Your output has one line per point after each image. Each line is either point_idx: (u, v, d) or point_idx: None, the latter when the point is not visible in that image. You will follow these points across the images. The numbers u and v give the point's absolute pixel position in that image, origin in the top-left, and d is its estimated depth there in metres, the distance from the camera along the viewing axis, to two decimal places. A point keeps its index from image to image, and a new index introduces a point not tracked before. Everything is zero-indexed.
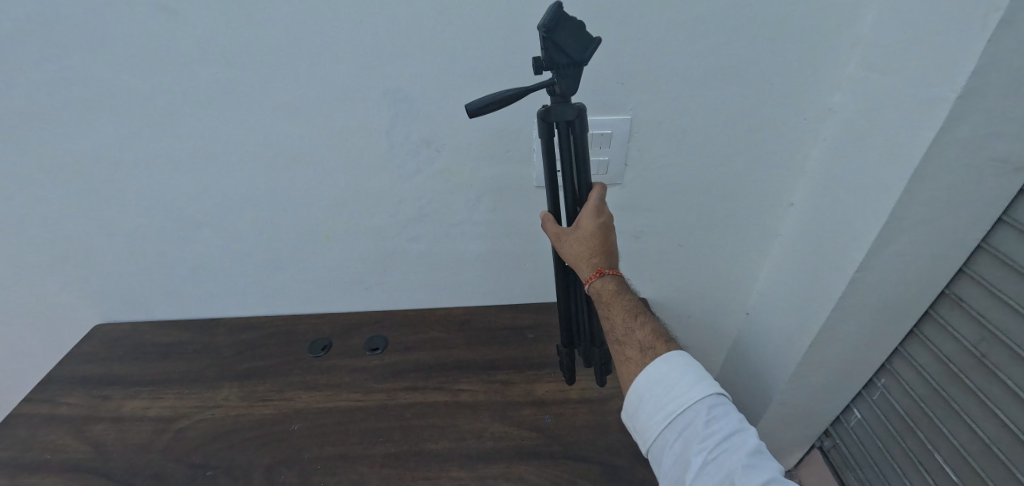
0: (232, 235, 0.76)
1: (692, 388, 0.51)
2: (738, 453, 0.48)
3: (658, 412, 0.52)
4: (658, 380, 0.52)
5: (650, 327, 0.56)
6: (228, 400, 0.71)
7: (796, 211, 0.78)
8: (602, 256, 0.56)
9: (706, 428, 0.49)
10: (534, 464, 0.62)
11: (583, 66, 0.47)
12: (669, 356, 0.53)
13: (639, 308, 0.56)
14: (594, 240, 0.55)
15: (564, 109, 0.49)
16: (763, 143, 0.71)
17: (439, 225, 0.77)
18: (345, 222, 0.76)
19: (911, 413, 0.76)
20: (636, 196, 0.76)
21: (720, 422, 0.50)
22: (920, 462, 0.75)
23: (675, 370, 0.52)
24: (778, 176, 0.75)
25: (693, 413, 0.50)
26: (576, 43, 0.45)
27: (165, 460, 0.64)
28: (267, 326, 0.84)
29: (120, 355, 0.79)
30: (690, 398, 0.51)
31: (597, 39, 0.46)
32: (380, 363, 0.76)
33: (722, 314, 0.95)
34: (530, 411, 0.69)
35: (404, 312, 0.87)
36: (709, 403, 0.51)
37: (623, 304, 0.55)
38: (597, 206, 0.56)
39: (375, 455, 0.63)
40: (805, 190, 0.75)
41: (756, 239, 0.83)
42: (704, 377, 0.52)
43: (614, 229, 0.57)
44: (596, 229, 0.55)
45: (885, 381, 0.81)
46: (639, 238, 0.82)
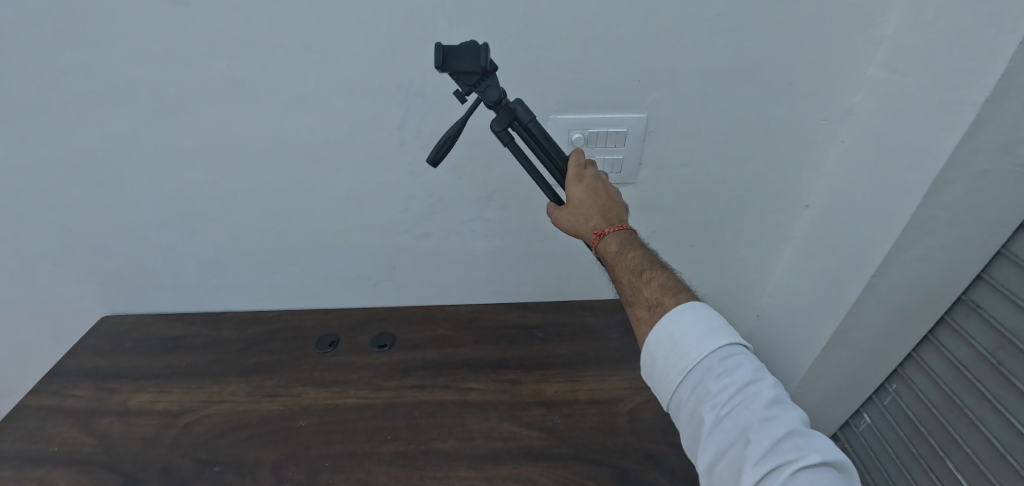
0: (239, 229, 0.76)
1: (701, 341, 0.48)
2: (754, 403, 0.44)
3: (670, 370, 0.50)
4: (667, 336, 0.50)
5: (657, 280, 0.53)
6: (235, 395, 0.71)
7: (812, 212, 0.77)
8: (598, 216, 0.56)
9: (718, 381, 0.47)
10: (543, 465, 0.61)
11: (493, 70, 0.48)
12: (676, 311, 0.50)
13: (647, 260, 0.54)
14: (586, 203, 0.56)
15: (505, 112, 0.51)
16: (780, 144, 0.70)
17: (448, 222, 0.76)
18: (354, 218, 0.75)
19: (922, 418, 0.76)
20: (649, 195, 0.75)
21: (733, 374, 0.47)
22: (931, 469, 0.74)
23: (683, 324, 0.49)
24: (795, 177, 0.74)
25: (705, 367, 0.48)
26: (469, 59, 0.47)
27: (172, 455, 0.64)
28: (274, 320, 0.84)
29: (125, 348, 0.79)
30: (701, 350, 0.48)
31: (485, 44, 0.46)
32: (388, 360, 0.75)
33: (733, 315, 0.94)
34: (538, 411, 0.68)
35: (413, 308, 0.86)
36: (721, 353, 0.48)
37: (626, 260, 0.54)
38: (576, 173, 0.57)
39: (383, 453, 0.63)
40: (823, 191, 0.74)
41: (769, 240, 0.82)
42: (715, 327, 0.49)
43: (603, 188, 0.58)
44: (584, 191, 0.56)
45: (897, 386, 0.80)
46: (651, 238, 0.81)
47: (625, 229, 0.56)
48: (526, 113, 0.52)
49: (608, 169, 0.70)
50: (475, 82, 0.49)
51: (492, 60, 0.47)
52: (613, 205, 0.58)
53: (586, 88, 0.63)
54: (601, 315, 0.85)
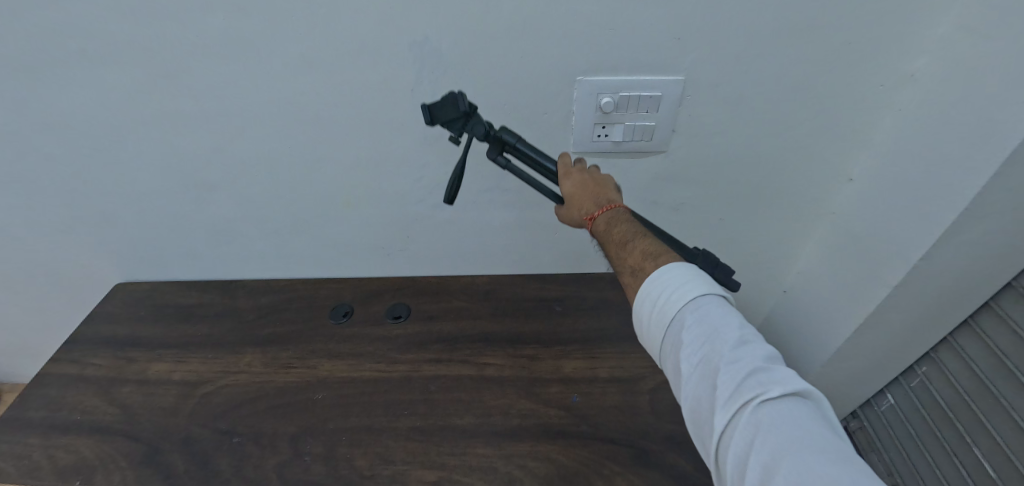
0: (248, 197, 0.73)
1: (672, 294, 0.45)
2: (719, 343, 0.41)
3: (650, 328, 0.47)
4: (648, 298, 0.46)
5: (639, 245, 0.49)
6: (251, 366, 0.70)
7: (855, 187, 0.71)
8: (587, 201, 0.54)
9: (689, 328, 0.43)
10: (562, 445, 0.60)
11: (473, 111, 0.51)
12: (653, 273, 0.47)
13: (634, 231, 0.51)
14: (575, 195, 0.54)
15: (495, 142, 0.53)
16: (827, 112, 0.64)
17: (465, 191, 0.72)
18: (366, 186, 0.72)
19: (952, 404, 0.73)
20: (679, 166, 0.69)
21: (703, 322, 0.43)
22: (956, 454, 0.73)
23: (656, 283, 0.46)
24: (839, 150, 0.68)
25: (680, 320, 0.44)
26: (448, 107, 0.50)
27: (193, 425, 0.64)
28: (287, 288, 0.81)
29: (142, 316, 0.79)
30: (672, 302, 0.45)
31: (457, 91, 0.50)
32: (403, 332, 0.74)
33: (757, 291, 0.91)
34: (557, 388, 0.67)
35: (427, 278, 0.83)
36: (694, 303, 0.44)
37: (612, 236, 0.51)
38: (563, 168, 0.55)
39: (400, 428, 0.63)
40: (870, 164, 0.68)
41: (803, 216, 0.77)
42: (689, 279, 0.45)
43: (596, 178, 0.56)
44: (573, 183, 0.54)
45: (925, 369, 0.77)
46: (678, 210, 0.76)
47: (615, 208, 0.53)
48: (512, 136, 0.52)
49: (639, 138, 0.64)
50: (461, 125, 0.51)
51: (467, 101, 0.50)
52: (605, 190, 0.55)
53: (618, 46, 0.57)
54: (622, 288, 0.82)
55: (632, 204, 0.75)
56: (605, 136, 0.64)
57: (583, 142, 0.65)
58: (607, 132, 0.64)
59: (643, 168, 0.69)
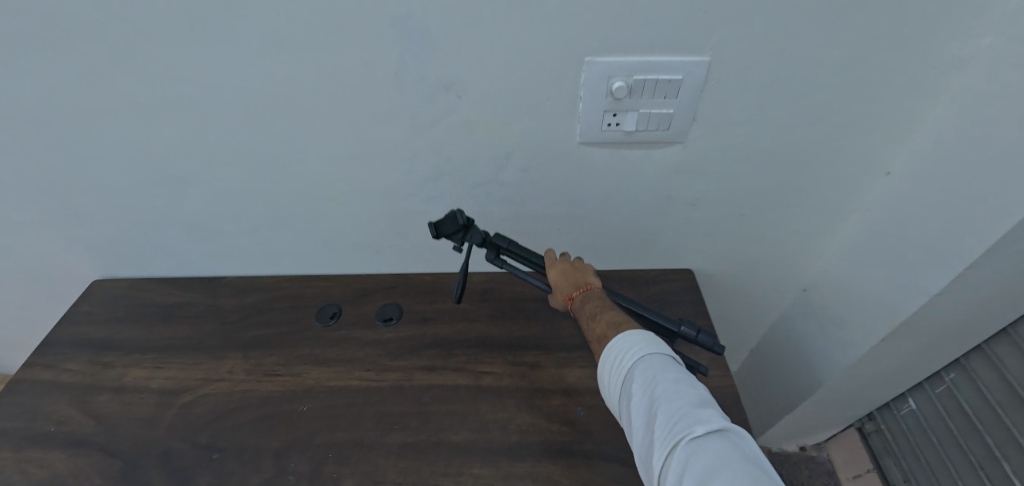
0: (223, 192, 0.67)
1: (623, 351, 0.47)
2: (656, 389, 0.43)
3: (609, 384, 0.49)
4: (608, 361, 0.49)
5: (603, 316, 0.54)
6: (233, 373, 0.66)
7: (893, 182, 0.64)
8: (568, 285, 0.60)
9: (635, 380, 0.45)
10: (564, 465, 0.56)
11: (472, 225, 0.56)
12: (615, 340, 0.49)
13: (603, 306, 0.55)
14: (561, 280, 0.60)
15: (491, 246, 0.59)
16: (869, 99, 0.56)
17: (460, 185, 0.65)
18: (351, 180, 0.65)
19: (982, 414, 0.73)
20: (698, 158, 0.62)
21: (645, 371, 0.45)
22: (984, 463, 0.74)
23: (613, 345, 0.49)
24: (877, 142, 0.60)
25: (630, 375, 0.46)
26: (450, 224, 0.54)
27: (172, 438, 0.61)
28: (272, 287, 0.76)
29: (120, 316, 0.75)
30: (624, 358, 0.47)
31: (456, 210, 0.55)
32: (395, 337, 0.69)
33: (775, 288, 0.85)
34: (559, 400, 0.62)
35: (421, 276, 0.78)
36: (641, 358, 0.46)
37: (587, 311, 0.56)
38: (549, 260, 0.61)
39: (390, 444, 0.58)
40: (912, 158, 0.60)
41: (830, 213, 0.70)
42: (639, 340, 0.48)
43: (581, 267, 0.61)
44: (559, 271, 0.60)
45: (953, 376, 0.77)
46: (695, 205, 0.69)
47: (593, 291, 0.58)
48: (505, 241, 0.58)
49: (654, 127, 0.57)
50: (463, 237, 0.56)
51: (466, 215, 0.55)
52: (586, 276, 0.61)
53: (633, 22, 0.49)
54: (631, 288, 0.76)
55: (644, 198, 0.68)
56: (616, 125, 0.57)
57: (591, 131, 0.58)
58: (619, 120, 0.56)
59: (658, 159, 0.62)
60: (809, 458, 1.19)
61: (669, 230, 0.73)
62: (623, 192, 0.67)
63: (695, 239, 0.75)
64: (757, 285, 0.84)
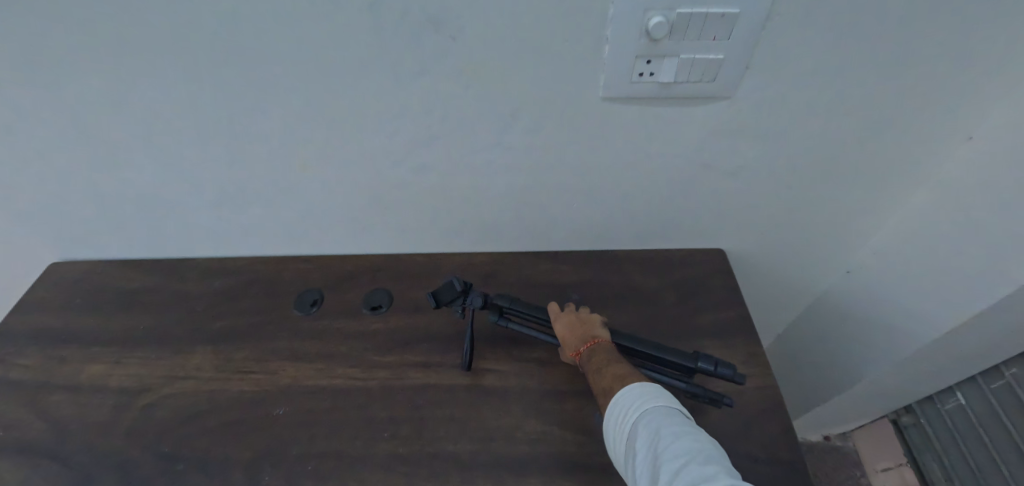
0: (178, 163, 0.57)
1: (626, 406, 0.45)
2: (660, 443, 0.40)
3: (614, 445, 0.45)
4: (611, 418, 0.46)
5: (613, 371, 0.49)
6: (201, 370, 0.58)
7: (977, 148, 0.54)
8: (574, 339, 0.54)
9: (639, 436, 0.42)
10: (580, 483, 0.48)
11: (472, 289, 0.54)
12: (619, 394, 0.46)
13: (610, 359, 0.50)
14: (566, 332, 0.54)
15: (495, 307, 0.57)
16: (970, 43, 0.45)
17: (455, 152, 0.55)
18: (325, 145, 0.54)
19: None
20: (746, 115, 0.51)
21: (649, 425, 0.42)
22: None
23: (616, 399, 0.46)
24: (965, 97, 0.50)
25: (634, 431, 0.43)
26: (449, 292, 0.54)
27: (132, 446, 0.53)
28: (245, 270, 0.67)
29: (77, 303, 0.66)
30: (628, 412, 0.44)
31: (453, 278, 0.54)
32: (384, 328, 0.60)
33: (815, 270, 0.75)
34: (573, 405, 0.53)
35: (414, 256, 0.68)
36: (643, 412, 0.43)
37: (594, 365, 0.51)
38: (553, 313, 0.56)
39: (378, 456, 0.50)
40: (1006, 118, 0.50)
41: (894, 184, 0.60)
42: (642, 392, 0.45)
43: (586, 317, 0.55)
44: (564, 325, 0.55)
45: (1015, 372, 0.67)
46: (736, 176, 0.59)
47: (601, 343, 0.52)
48: (508, 300, 0.56)
49: (697, 78, 0.46)
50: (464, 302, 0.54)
51: (464, 281, 0.54)
52: (593, 327, 0.54)
53: None
54: (655, 271, 0.66)
55: (674, 166, 0.57)
56: (648, 75, 0.46)
57: (617, 83, 0.47)
58: (653, 69, 0.46)
59: (697, 118, 0.51)
60: (835, 448, 1.14)
61: (701, 204, 0.63)
62: (651, 159, 0.56)
63: (732, 215, 0.65)
64: (796, 266, 0.75)
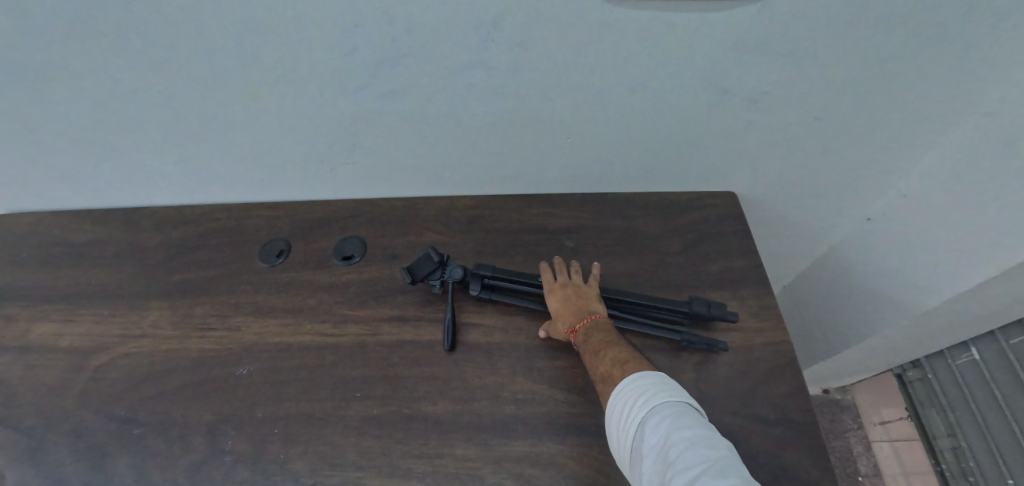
0: (107, 95, 0.49)
1: (637, 399, 0.40)
2: (673, 447, 0.35)
3: (616, 436, 0.41)
4: (614, 413, 0.41)
5: (612, 354, 0.44)
6: (158, 328, 0.53)
7: None
8: (567, 313, 0.48)
9: (648, 435, 0.37)
10: (572, 445, 0.44)
11: (449, 262, 0.52)
12: (628, 384, 0.41)
13: (608, 339, 0.46)
14: (559, 305, 0.49)
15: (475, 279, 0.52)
16: None
17: (430, 73, 0.47)
18: (276, 65, 0.46)
19: None
20: (775, 22, 0.43)
21: (662, 424, 0.37)
22: None
23: (624, 388, 0.41)
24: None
25: (640, 431, 0.38)
26: (425, 265, 0.51)
27: (84, 410, 0.49)
28: (204, 218, 0.61)
29: (21, 259, 0.60)
30: (638, 405, 0.39)
31: (430, 250, 0.51)
32: (357, 279, 0.54)
33: (837, 213, 0.70)
34: (564, 362, 0.48)
35: (389, 201, 0.61)
36: (651, 410, 0.38)
37: (590, 343, 0.46)
38: (548, 282, 0.51)
39: (351, 417, 0.46)
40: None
41: (937, 110, 0.53)
42: (653, 384, 0.40)
43: (583, 286, 0.50)
44: (558, 295, 0.49)
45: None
46: (756, 102, 0.51)
47: (599, 320, 0.47)
48: (489, 270, 0.51)
49: None
50: (441, 276, 0.51)
51: (441, 253, 0.51)
52: (590, 300, 0.49)
53: None
54: (659, 216, 0.60)
55: (689, 87, 0.49)
56: None
57: None
58: None
59: (716, 27, 0.43)
60: (834, 401, 1.12)
61: (712, 137, 0.55)
62: (657, 80, 0.48)
63: (746, 148, 0.57)
64: (815, 208, 0.68)
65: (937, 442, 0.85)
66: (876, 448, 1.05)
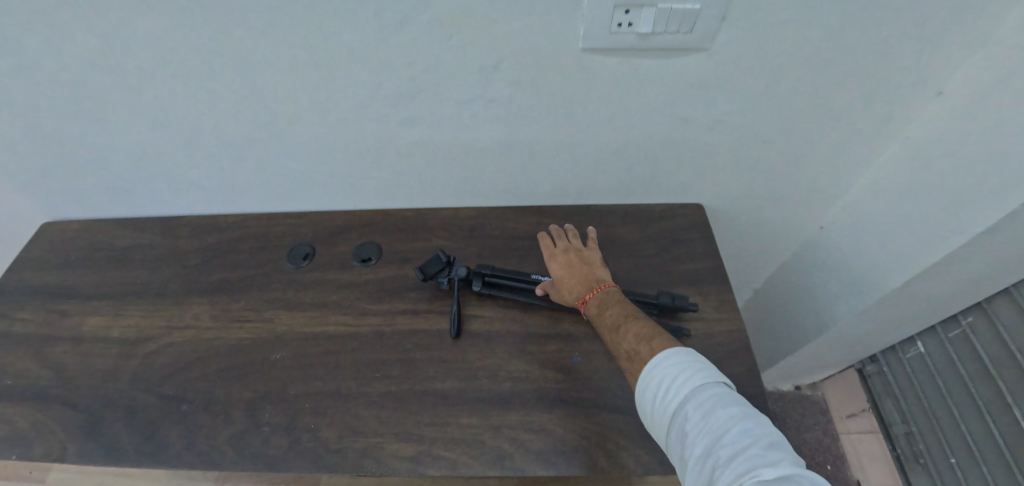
0: (166, 119, 0.58)
1: (679, 380, 0.45)
2: (723, 424, 0.41)
3: (654, 410, 0.46)
4: (648, 392, 0.47)
5: (636, 332, 0.51)
6: (199, 320, 0.61)
7: (944, 102, 0.58)
8: (577, 286, 0.56)
9: (694, 412, 0.43)
10: (559, 414, 0.52)
11: (455, 263, 0.61)
12: (667, 364, 0.46)
13: (625, 314, 0.53)
14: (565, 276, 0.58)
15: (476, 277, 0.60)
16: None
17: (441, 104, 0.56)
18: (311, 97, 0.55)
19: (998, 361, 0.70)
20: (722, 67, 0.54)
21: (707, 404, 0.43)
22: (989, 411, 0.72)
23: (664, 369, 0.46)
24: (936, 48, 0.53)
25: (684, 407, 0.44)
26: (435, 265, 0.61)
27: (136, 390, 0.56)
28: (238, 226, 0.69)
29: (72, 261, 0.68)
30: (680, 386, 0.45)
31: (439, 253, 0.61)
32: (374, 278, 0.63)
33: (793, 224, 0.80)
34: (554, 346, 0.57)
35: (401, 212, 0.70)
36: (695, 390, 0.44)
37: (608, 318, 0.53)
38: (552, 255, 0.60)
39: (371, 393, 0.54)
40: (975, 74, 0.54)
41: (867, 137, 0.64)
42: (692, 365, 0.45)
43: (583, 258, 0.59)
44: (563, 266, 0.58)
45: (972, 320, 0.73)
46: (712, 129, 0.61)
47: (606, 290, 0.55)
48: (489, 268, 0.60)
49: (675, 28, 0.49)
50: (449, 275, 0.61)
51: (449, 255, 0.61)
52: (593, 270, 0.58)
53: None
54: (635, 225, 0.69)
55: (658, 116, 0.59)
56: (628, 25, 0.48)
57: (598, 33, 0.49)
58: (631, 19, 0.47)
59: (675, 70, 0.53)
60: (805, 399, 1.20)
61: (679, 157, 0.65)
62: (629, 111, 0.58)
63: (709, 167, 0.67)
64: (773, 218, 0.78)
65: (892, 429, 0.94)
66: (844, 440, 1.13)
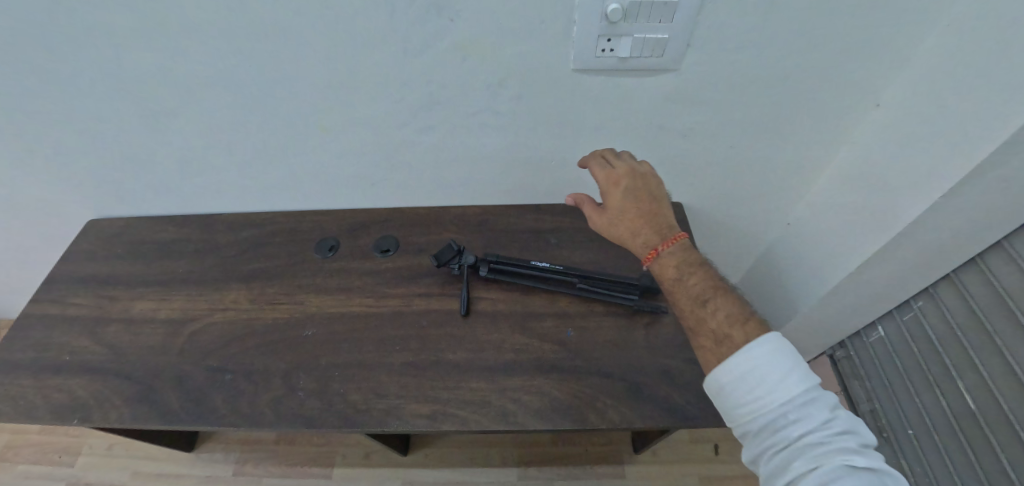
0: (214, 128, 0.67)
1: (776, 370, 0.45)
2: (815, 414, 0.43)
3: (739, 395, 0.46)
4: (733, 373, 0.47)
5: (726, 313, 0.50)
6: (238, 303, 0.69)
7: (881, 113, 0.68)
8: (645, 232, 0.55)
9: (785, 401, 0.44)
10: (556, 378, 0.60)
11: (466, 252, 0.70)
12: (761, 352, 0.46)
13: (711, 288, 0.51)
14: (629, 210, 0.56)
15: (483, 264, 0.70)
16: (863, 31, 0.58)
17: (453, 115, 0.65)
18: (341, 108, 0.64)
19: (943, 339, 0.77)
20: (691, 85, 0.64)
21: (800, 394, 0.44)
22: (937, 385, 0.79)
23: (755, 357, 0.46)
24: (869, 71, 0.63)
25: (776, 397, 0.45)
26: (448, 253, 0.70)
27: (184, 363, 0.64)
28: (269, 222, 0.78)
29: (119, 254, 0.76)
30: (773, 377, 0.45)
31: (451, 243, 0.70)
32: (392, 266, 0.71)
33: (762, 222, 0.90)
34: (551, 323, 0.66)
35: (415, 210, 0.79)
36: (789, 381, 0.45)
37: (688, 289, 0.52)
38: (615, 180, 0.57)
39: (393, 363, 0.62)
40: (902, 92, 0.64)
41: (819, 144, 0.74)
42: (786, 356, 0.46)
43: (647, 190, 0.57)
44: (626, 198, 0.56)
45: (921, 304, 0.80)
46: (685, 137, 0.71)
47: (681, 247, 0.54)
48: (494, 256, 0.70)
49: (649, 53, 0.59)
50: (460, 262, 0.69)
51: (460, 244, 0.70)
52: (657, 208, 0.56)
53: None
54: None
55: (639, 125, 0.69)
56: (610, 50, 0.58)
57: (585, 57, 0.59)
58: (613, 45, 0.57)
59: (651, 88, 0.63)
60: None
61: (658, 161, 0.75)
62: (614, 122, 0.68)
63: (684, 170, 0.77)
64: (744, 217, 0.89)
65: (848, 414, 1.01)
66: None
